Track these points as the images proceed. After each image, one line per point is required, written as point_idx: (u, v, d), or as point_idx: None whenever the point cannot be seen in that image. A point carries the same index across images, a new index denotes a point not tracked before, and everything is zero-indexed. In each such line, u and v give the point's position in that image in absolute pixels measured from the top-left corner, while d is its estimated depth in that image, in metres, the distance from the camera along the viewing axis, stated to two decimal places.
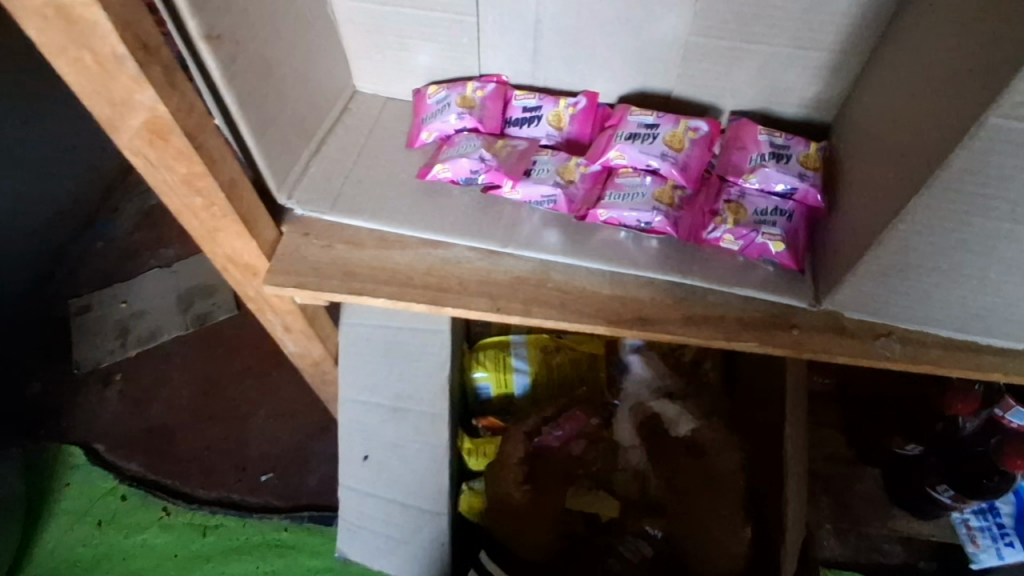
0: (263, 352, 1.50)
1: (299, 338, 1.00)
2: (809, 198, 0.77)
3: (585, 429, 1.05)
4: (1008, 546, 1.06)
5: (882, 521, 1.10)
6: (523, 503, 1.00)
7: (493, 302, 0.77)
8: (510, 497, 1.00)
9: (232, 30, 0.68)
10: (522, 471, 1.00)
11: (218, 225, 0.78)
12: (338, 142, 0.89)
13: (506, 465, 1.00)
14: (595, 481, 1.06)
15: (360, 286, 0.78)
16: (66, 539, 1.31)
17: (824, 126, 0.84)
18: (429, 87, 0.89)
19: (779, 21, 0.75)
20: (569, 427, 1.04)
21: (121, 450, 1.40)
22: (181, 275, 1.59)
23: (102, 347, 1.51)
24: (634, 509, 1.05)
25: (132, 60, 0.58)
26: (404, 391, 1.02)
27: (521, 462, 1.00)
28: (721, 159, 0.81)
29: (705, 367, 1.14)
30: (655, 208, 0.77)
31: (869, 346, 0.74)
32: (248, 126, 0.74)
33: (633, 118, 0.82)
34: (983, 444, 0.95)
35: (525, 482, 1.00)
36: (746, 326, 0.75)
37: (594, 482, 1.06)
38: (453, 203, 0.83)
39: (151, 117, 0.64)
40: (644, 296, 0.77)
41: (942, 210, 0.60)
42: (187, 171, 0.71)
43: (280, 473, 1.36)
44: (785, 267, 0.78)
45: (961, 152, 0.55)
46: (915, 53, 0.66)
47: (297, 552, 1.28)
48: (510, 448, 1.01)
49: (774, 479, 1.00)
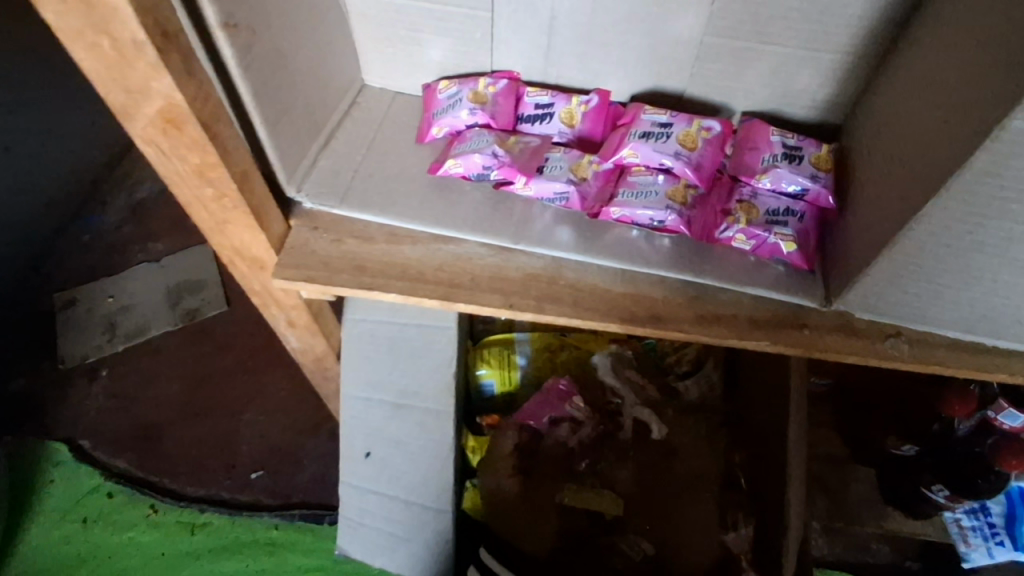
0: (255, 348, 1.48)
1: (302, 333, 0.99)
2: (821, 199, 0.78)
3: (575, 415, 1.06)
4: (998, 545, 1.07)
5: (876, 519, 1.11)
6: (507, 496, 1.04)
7: (505, 298, 0.77)
8: (491, 489, 1.04)
9: (249, 19, 0.67)
10: (512, 461, 1.04)
11: (228, 217, 0.77)
12: (347, 135, 0.88)
13: (495, 458, 1.04)
14: (599, 480, 1.08)
15: (371, 281, 0.78)
16: (49, 538, 1.28)
17: (833, 127, 0.85)
18: (441, 82, 0.89)
19: (794, 23, 0.75)
20: (550, 410, 1.06)
21: (107, 446, 1.38)
22: (171, 270, 1.56)
23: (88, 341, 1.49)
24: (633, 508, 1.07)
25: (152, 47, 0.57)
26: (408, 387, 1.01)
27: (513, 453, 1.04)
28: (733, 159, 0.82)
29: (706, 369, 1.16)
30: (669, 207, 0.78)
31: (879, 346, 0.75)
32: (261, 118, 0.73)
33: (647, 117, 0.82)
34: (980, 445, 0.95)
35: (515, 473, 1.04)
36: (758, 324, 0.76)
37: (597, 481, 1.08)
38: (464, 198, 0.83)
39: (166, 105, 0.63)
40: (657, 294, 0.78)
41: (957, 212, 0.61)
42: (199, 161, 0.69)
43: (271, 471, 1.35)
44: (796, 267, 0.78)
45: (981, 155, 0.56)
46: (930, 57, 0.67)
47: (288, 550, 1.27)
48: (499, 441, 1.05)
49: (776, 476, 1.02)
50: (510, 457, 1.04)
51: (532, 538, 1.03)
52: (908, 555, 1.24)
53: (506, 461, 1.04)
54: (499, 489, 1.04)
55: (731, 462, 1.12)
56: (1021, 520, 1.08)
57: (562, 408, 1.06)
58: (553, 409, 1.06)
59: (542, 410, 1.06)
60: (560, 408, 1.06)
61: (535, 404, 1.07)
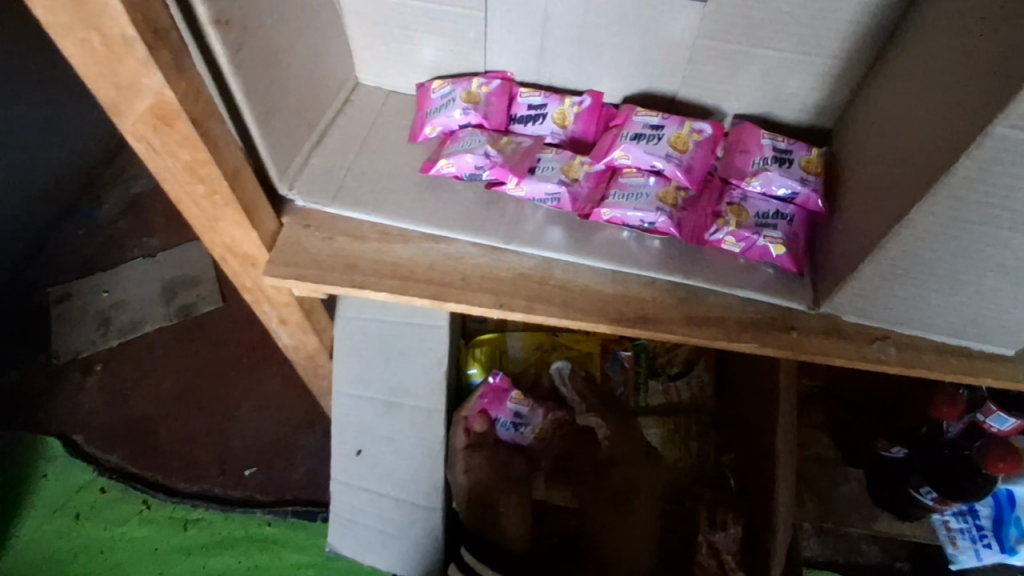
0: (249, 344, 1.48)
1: (295, 330, 0.99)
2: (810, 203, 0.78)
3: (517, 409, 1.08)
4: (985, 547, 1.07)
5: (866, 522, 1.11)
6: (482, 483, 1.03)
7: (496, 298, 0.77)
8: (460, 484, 1.04)
9: (241, 16, 0.67)
10: (466, 457, 1.03)
11: (219, 214, 0.77)
12: (339, 134, 0.88)
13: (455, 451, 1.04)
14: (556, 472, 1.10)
15: (362, 279, 0.78)
16: (40, 533, 1.29)
17: (824, 132, 0.86)
18: (434, 82, 0.89)
19: (785, 27, 0.76)
20: (492, 406, 1.07)
21: (101, 442, 1.38)
22: (164, 266, 1.56)
23: (82, 337, 1.49)
24: (596, 505, 1.09)
25: (142, 43, 0.57)
26: (400, 384, 1.02)
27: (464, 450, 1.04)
28: (724, 162, 0.82)
29: (697, 369, 1.20)
30: (659, 209, 0.78)
31: (866, 349, 0.76)
32: (253, 115, 0.73)
33: (639, 118, 0.82)
34: (968, 448, 0.95)
35: (468, 470, 1.03)
36: (746, 326, 0.76)
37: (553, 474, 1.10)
38: (456, 197, 0.83)
39: (156, 101, 0.63)
40: (646, 295, 0.78)
41: (943, 216, 0.61)
42: (190, 158, 0.69)
43: (264, 468, 1.35)
44: (786, 270, 0.79)
45: (967, 161, 0.56)
46: (920, 62, 0.67)
47: (281, 546, 1.27)
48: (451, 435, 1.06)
49: (763, 478, 1.03)
50: (493, 452, 1.05)
51: (515, 528, 1.03)
52: (898, 556, 1.25)
53: (477, 458, 1.03)
54: (473, 482, 1.03)
55: (721, 462, 1.14)
56: (1010, 522, 1.07)
57: (507, 407, 1.07)
58: (502, 406, 1.07)
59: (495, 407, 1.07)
60: (498, 405, 1.07)
61: (486, 400, 1.07)
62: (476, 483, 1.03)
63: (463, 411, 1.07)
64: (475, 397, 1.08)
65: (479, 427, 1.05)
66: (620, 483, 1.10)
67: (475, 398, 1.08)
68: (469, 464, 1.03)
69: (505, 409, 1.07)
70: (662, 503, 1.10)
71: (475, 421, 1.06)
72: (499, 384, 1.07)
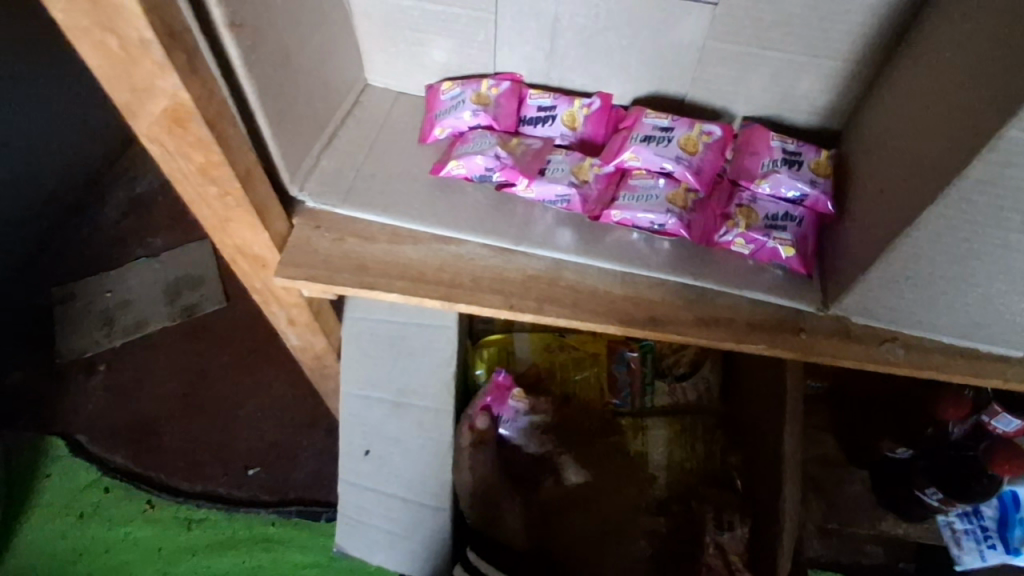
0: (253, 344, 1.48)
1: (303, 331, 1.00)
2: (820, 205, 0.79)
3: (519, 407, 1.09)
4: (990, 548, 1.06)
5: (870, 523, 1.12)
6: (488, 481, 1.06)
7: (506, 299, 0.77)
8: (466, 483, 1.04)
9: (254, 18, 0.67)
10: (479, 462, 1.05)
11: (231, 215, 0.77)
12: (349, 135, 0.89)
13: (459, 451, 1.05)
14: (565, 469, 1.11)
15: (373, 280, 0.78)
16: (44, 533, 1.29)
17: (832, 133, 0.86)
18: (443, 83, 0.89)
19: (795, 29, 0.76)
20: (494, 401, 1.08)
21: (104, 442, 1.38)
22: (168, 266, 1.56)
23: (85, 336, 1.49)
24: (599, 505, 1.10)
25: (158, 45, 0.57)
26: (408, 385, 1.02)
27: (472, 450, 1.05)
28: (733, 164, 0.82)
29: (702, 370, 1.20)
30: (669, 211, 0.78)
31: (875, 350, 0.76)
32: (265, 117, 0.73)
33: (648, 120, 0.82)
34: (973, 449, 0.95)
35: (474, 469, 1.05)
36: (756, 328, 0.77)
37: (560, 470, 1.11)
38: (466, 199, 0.83)
39: (171, 104, 0.63)
40: (656, 296, 0.78)
41: (954, 219, 0.62)
42: (203, 160, 0.70)
43: (268, 468, 1.35)
44: (794, 271, 0.79)
45: (978, 164, 0.56)
46: (930, 65, 0.68)
47: (285, 546, 1.27)
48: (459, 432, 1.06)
49: (768, 478, 1.03)
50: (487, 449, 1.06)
51: (517, 532, 1.06)
52: (901, 557, 1.25)
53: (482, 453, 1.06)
54: (478, 480, 1.05)
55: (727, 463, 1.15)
56: (1014, 523, 1.06)
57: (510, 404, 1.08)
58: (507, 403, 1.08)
59: (501, 402, 1.08)
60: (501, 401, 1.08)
61: (491, 398, 1.07)
62: (479, 480, 1.05)
63: (469, 410, 1.08)
64: (480, 394, 1.08)
65: (482, 424, 1.07)
66: (598, 508, 1.10)
67: (481, 394, 1.08)
68: (475, 462, 1.05)
69: (507, 406, 1.08)
70: (668, 500, 1.11)
71: (478, 418, 1.07)
72: (505, 380, 1.07)
